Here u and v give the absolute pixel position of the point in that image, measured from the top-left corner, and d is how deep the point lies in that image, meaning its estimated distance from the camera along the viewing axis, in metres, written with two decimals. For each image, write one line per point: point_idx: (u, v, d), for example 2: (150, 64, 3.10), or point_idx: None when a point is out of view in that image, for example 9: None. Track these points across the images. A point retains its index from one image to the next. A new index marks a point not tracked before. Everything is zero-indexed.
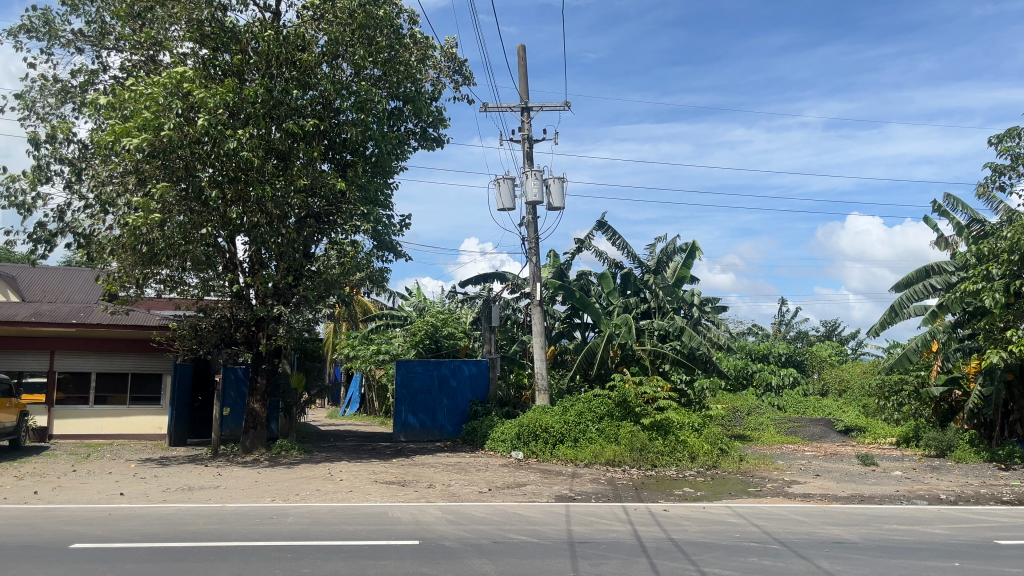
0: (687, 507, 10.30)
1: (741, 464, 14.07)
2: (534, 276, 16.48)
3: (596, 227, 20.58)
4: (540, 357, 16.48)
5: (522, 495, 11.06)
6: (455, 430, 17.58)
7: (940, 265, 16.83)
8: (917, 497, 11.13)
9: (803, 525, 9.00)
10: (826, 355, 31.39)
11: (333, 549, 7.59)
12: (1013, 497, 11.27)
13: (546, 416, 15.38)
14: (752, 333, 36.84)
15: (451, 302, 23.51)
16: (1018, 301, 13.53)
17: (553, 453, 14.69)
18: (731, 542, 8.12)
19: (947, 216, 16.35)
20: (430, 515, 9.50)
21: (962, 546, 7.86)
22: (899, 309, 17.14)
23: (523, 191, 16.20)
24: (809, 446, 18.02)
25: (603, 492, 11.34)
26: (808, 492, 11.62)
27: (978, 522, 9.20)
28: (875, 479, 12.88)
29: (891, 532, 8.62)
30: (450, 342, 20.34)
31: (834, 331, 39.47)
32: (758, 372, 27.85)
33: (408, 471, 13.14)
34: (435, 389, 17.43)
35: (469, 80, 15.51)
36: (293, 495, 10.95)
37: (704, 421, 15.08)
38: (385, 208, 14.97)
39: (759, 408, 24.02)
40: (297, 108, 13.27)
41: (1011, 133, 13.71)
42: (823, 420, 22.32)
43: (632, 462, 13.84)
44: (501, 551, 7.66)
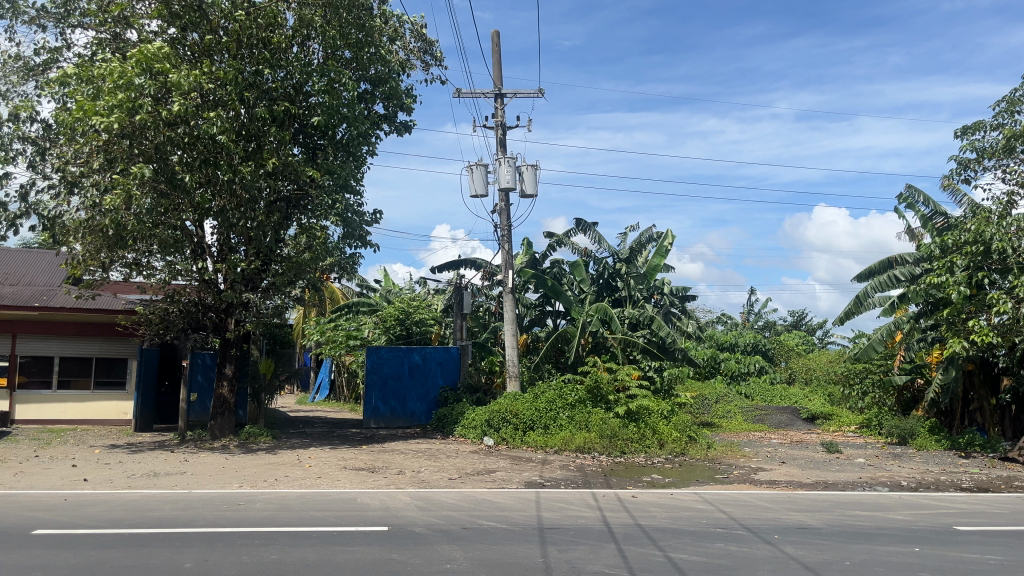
0: (655, 493, 10.42)
1: (709, 452, 14.25)
2: (507, 263, 16.43)
3: (574, 224, 20.62)
4: (511, 343, 16.43)
5: (493, 482, 11.10)
6: (426, 416, 17.51)
7: (902, 257, 17.16)
8: (879, 484, 11.39)
9: (768, 511, 9.14)
10: (794, 343, 31.80)
11: (302, 535, 7.56)
12: (972, 484, 11.55)
13: (517, 403, 15.45)
14: (722, 322, 37.28)
15: (423, 289, 23.40)
16: (980, 293, 13.73)
17: (524, 440, 14.70)
18: (698, 528, 8.21)
19: (911, 209, 16.61)
20: (399, 501, 9.49)
21: (923, 532, 8.04)
22: (864, 298, 17.39)
23: (495, 178, 16.15)
24: (775, 434, 18.26)
25: (572, 479, 11.44)
26: (774, 479, 11.81)
27: (938, 509, 9.40)
28: (839, 466, 13.13)
29: (853, 518, 8.79)
30: (421, 329, 20.21)
31: (801, 320, 40.07)
32: (725, 361, 28.14)
33: (378, 457, 13.10)
34: (406, 375, 17.35)
35: (440, 62, 15.39)
36: (261, 481, 10.88)
37: (673, 408, 15.27)
38: (356, 194, 14.79)
39: (728, 396, 24.33)
40: (267, 90, 13.08)
41: (976, 125, 13.93)
42: (789, 408, 22.68)
43: (602, 449, 13.88)
44: (470, 537, 7.69)
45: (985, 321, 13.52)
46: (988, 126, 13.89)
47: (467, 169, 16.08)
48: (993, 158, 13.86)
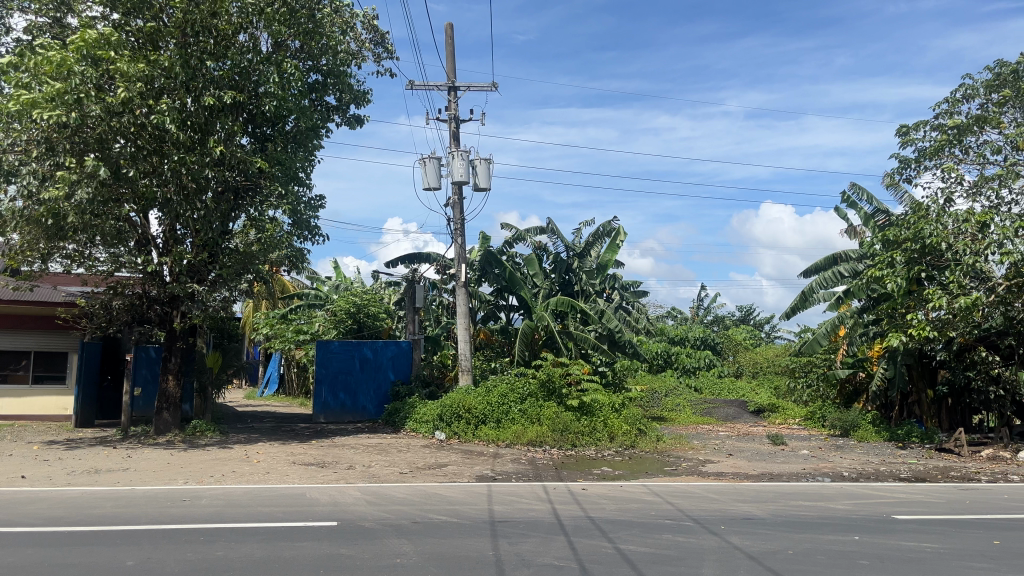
0: (605, 485, 10.51)
1: (658, 444, 14.52)
2: (460, 258, 16.36)
3: (540, 230, 20.46)
4: (464, 337, 16.38)
5: (444, 476, 11.08)
6: (377, 411, 17.39)
7: (847, 253, 17.47)
8: (822, 475, 11.69)
9: (715, 502, 9.29)
10: (742, 338, 32.31)
11: (249, 531, 7.43)
12: (910, 474, 11.92)
13: (467, 397, 15.38)
14: (672, 316, 37.78)
15: (375, 282, 23.20)
16: (920, 289, 14.15)
17: (475, 433, 14.67)
18: (647, 520, 8.30)
19: (854, 207, 17.01)
20: (349, 496, 9.42)
21: (862, 521, 8.28)
22: (810, 294, 17.77)
23: (449, 171, 16.06)
24: (723, 427, 18.60)
25: (523, 472, 11.50)
26: (721, 471, 12.02)
27: (877, 498, 9.70)
28: (784, 458, 13.41)
29: (796, 507, 9.01)
30: (373, 323, 20.04)
31: (749, 316, 40.83)
32: (676, 355, 28.54)
33: (328, 452, 12.96)
34: (357, 370, 17.18)
35: (391, 53, 15.22)
36: (207, 477, 10.67)
37: (624, 402, 15.51)
38: (304, 186, 14.56)
39: (678, 389, 24.66)
40: (213, 79, 12.76)
41: (917, 125, 14.32)
42: (736, 402, 23.15)
43: (553, 442, 13.93)
44: (421, 531, 7.67)
45: (923, 316, 13.92)
46: (928, 126, 14.29)
47: (420, 162, 15.98)
48: (932, 157, 14.23)
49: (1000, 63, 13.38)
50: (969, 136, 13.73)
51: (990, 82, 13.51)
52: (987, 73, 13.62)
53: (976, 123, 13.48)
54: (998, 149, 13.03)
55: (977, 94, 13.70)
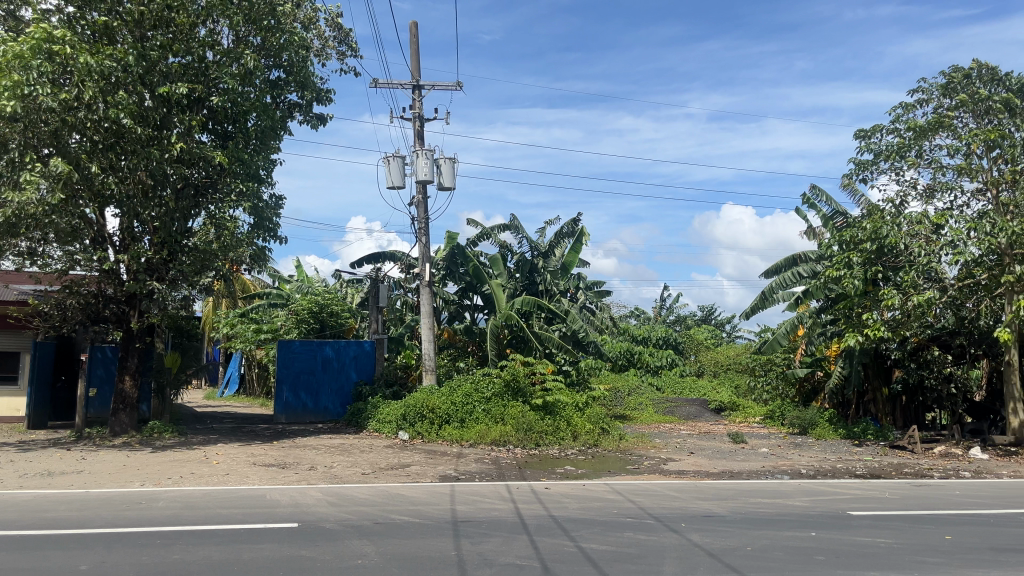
0: (568, 484, 10.56)
1: (621, 442, 14.61)
2: (424, 257, 16.29)
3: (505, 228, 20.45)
4: (428, 337, 16.33)
5: (407, 476, 11.03)
6: (339, 412, 17.25)
7: (806, 254, 17.77)
8: (781, 472, 11.86)
9: (676, 500, 9.38)
10: (704, 337, 32.66)
11: (208, 534, 7.32)
12: (865, 471, 12.17)
13: (432, 397, 15.29)
14: (635, 316, 38.05)
15: (338, 282, 23.01)
16: (875, 289, 14.42)
17: (438, 433, 14.59)
18: (610, 518, 8.35)
19: (814, 208, 17.30)
20: (310, 497, 9.33)
21: (819, 517, 8.43)
22: (770, 294, 18.03)
23: (413, 170, 15.99)
24: (684, 425, 18.79)
25: (487, 471, 11.48)
26: (682, 469, 12.14)
27: (834, 494, 9.88)
28: (744, 456, 13.58)
29: (755, 504, 9.14)
30: (335, 322, 19.90)
31: (711, 315, 41.31)
32: (639, 354, 28.77)
33: (289, 453, 12.81)
34: (319, 369, 17.01)
35: (355, 51, 15.09)
36: (165, 479, 10.49)
37: (587, 402, 15.69)
38: (265, 184, 14.36)
39: (640, 388, 24.87)
40: (171, 73, 12.54)
41: (874, 129, 14.62)
42: (697, 400, 23.47)
43: (517, 441, 13.93)
44: (383, 532, 7.62)
45: (878, 316, 14.20)
46: (885, 130, 14.59)
47: (384, 160, 15.88)
48: (888, 160, 14.54)
49: (954, 68, 13.71)
50: (924, 140, 14.03)
51: (944, 88, 13.86)
52: (941, 79, 13.95)
53: (931, 127, 13.79)
54: (951, 153, 13.36)
55: (931, 98, 14.03)
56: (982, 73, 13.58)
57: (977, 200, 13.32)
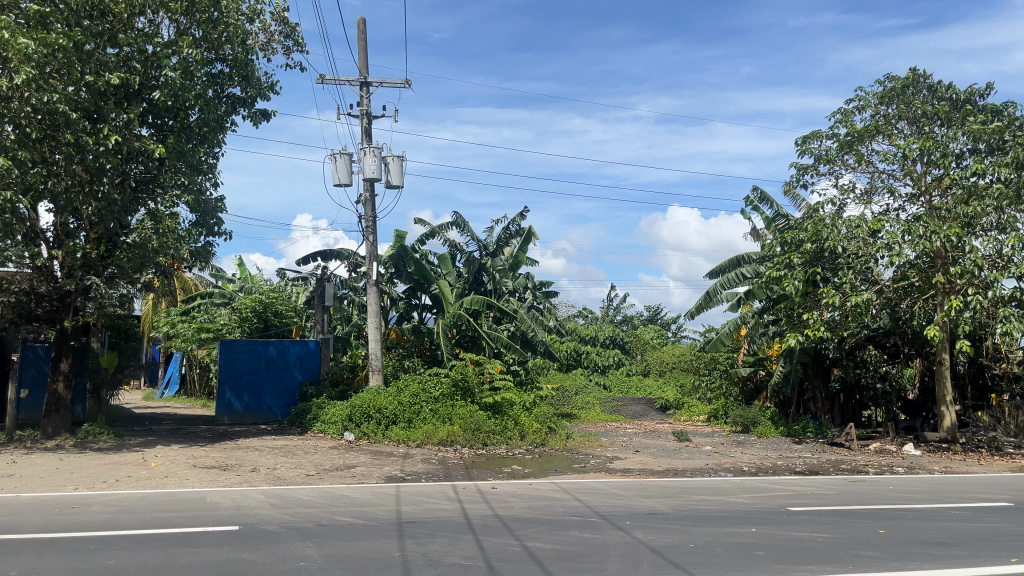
0: (515, 484, 10.56)
1: (567, 442, 14.67)
2: (371, 255, 16.11)
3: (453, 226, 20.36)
4: (375, 337, 16.15)
5: (352, 477, 10.91)
6: (284, 412, 16.98)
7: (750, 256, 18.11)
8: (723, 469, 12.08)
9: (621, 499, 9.47)
10: (650, 337, 33.04)
11: (145, 538, 7.13)
12: (804, 467, 12.48)
13: (378, 397, 15.11)
14: (583, 316, 38.33)
15: (282, 280, 22.64)
16: (815, 290, 14.77)
17: (385, 434, 14.45)
18: (555, 517, 8.39)
19: (757, 211, 17.64)
20: (252, 499, 9.15)
21: (759, 513, 8.60)
22: (715, 294, 18.33)
23: (360, 167, 15.82)
24: (630, 424, 18.97)
25: (433, 472, 11.43)
26: (628, 467, 12.27)
27: (775, 491, 10.09)
28: (687, 454, 13.78)
29: (698, 502, 9.28)
30: (280, 321, 19.57)
31: (657, 316, 41.83)
32: (587, 354, 28.98)
33: (231, 455, 12.55)
34: (262, 369, 16.68)
35: (301, 46, 14.86)
36: (100, 482, 10.18)
37: (535, 401, 15.77)
38: (208, 180, 14.06)
39: (587, 387, 25.04)
40: (108, 64, 12.19)
41: (814, 134, 14.97)
42: (643, 399, 23.79)
43: (465, 441, 13.89)
44: (326, 533, 7.52)
45: (818, 317, 14.55)
46: (825, 135, 14.95)
47: (331, 157, 15.68)
48: (828, 164, 14.91)
49: (890, 76, 14.13)
50: (863, 145, 14.41)
51: (881, 95, 14.27)
52: (878, 87, 14.36)
53: (869, 132, 14.17)
54: (888, 158, 13.74)
55: (869, 105, 14.43)
56: (917, 81, 14.02)
57: (911, 204, 13.73)
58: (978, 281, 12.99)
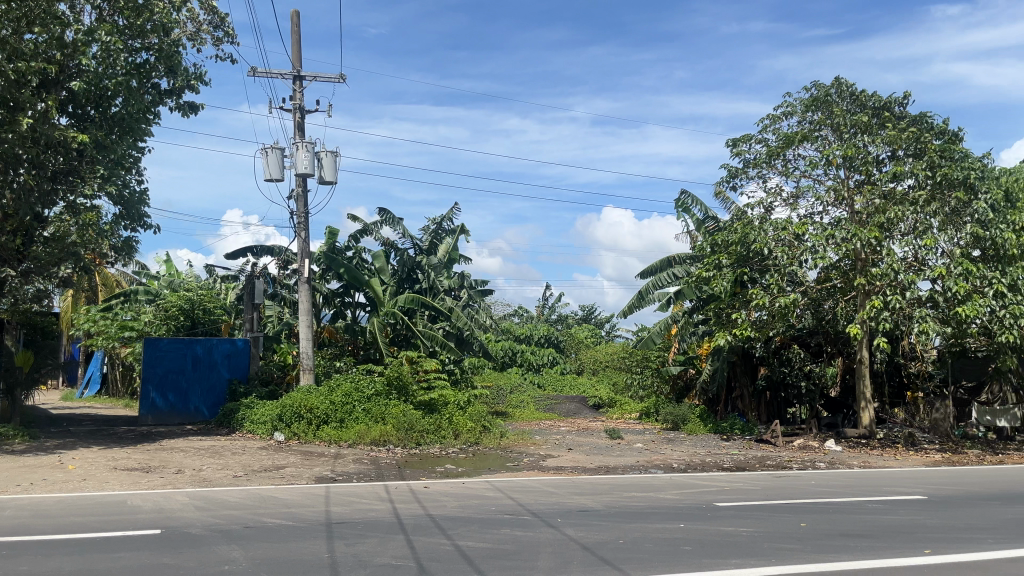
0: (448, 483, 10.52)
1: (501, 440, 14.70)
2: (303, 252, 15.84)
3: (387, 223, 20.18)
4: (306, 335, 15.89)
5: (281, 478, 10.70)
6: (211, 413, 16.55)
7: (681, 256, 18.45)
8: (653, 466, 12.29)
9: (553, 496, 9.53)
10: (584, 336, 33.34)
11: (60, 543, 6.85)
12: (732, 464, 12.78)
13: (310, 396, 14.87)
14: (517, 315, 38.44)
15: (211, 277, 22.06)
16: (743, 290, 15.17)
17: (316, 434, 14.21)
18: (486, 516, 8.38)
19: (688, 212, 17.98)
20: (175, 502, 8.88)
21: (687, 509, 8.77)
22: (646, 294, 18.62)
23: (292, 162, 15.53)
24: (564, 422, 19.13)
25: (365, 472, 11.30)
26: (561, 465, 12.36)
27: (702, 487, 10.31)
28: (619, 451, 13.96)
29: (628, 498, 9.40)
30: (208, 319, 19.07)
31: (591, 315, 42.25)
32: (521, 352, 29.08)
33: (154, 456, 12.17)
34: (188, 368, 16.22)
35: (232, 37, 14.51)
36: (12, 486, 9.72)
37: (470, 400, 15.77)
38: (131, 172, 13.64)
39: (522, 386, 25.12)
40: (26, 51, 11.62)
41: (744, 137, 15.34)
42: (577, 397, 24.04)
43: (397, 441, 13.78)
44: (252, 536, 7.36)
45: (746, 316, 14.95)
46: (754, 139, 15.34)
47: (262, 151, 15.35)
48: (756, 168, 15.30)
49: (816, 85, 14.59)
50: (790, 150, 14.83)
51: (807, 102, 14.71)
52: (805, 94, 14.81)
53: (796, 138, 14.60)
54: (813, 164, 14.18)
55: (796, 112, 14.86)
56: (841, 90, 14.50)
57: (834, 209, 14.20)
58: (896, 282, 13.54)
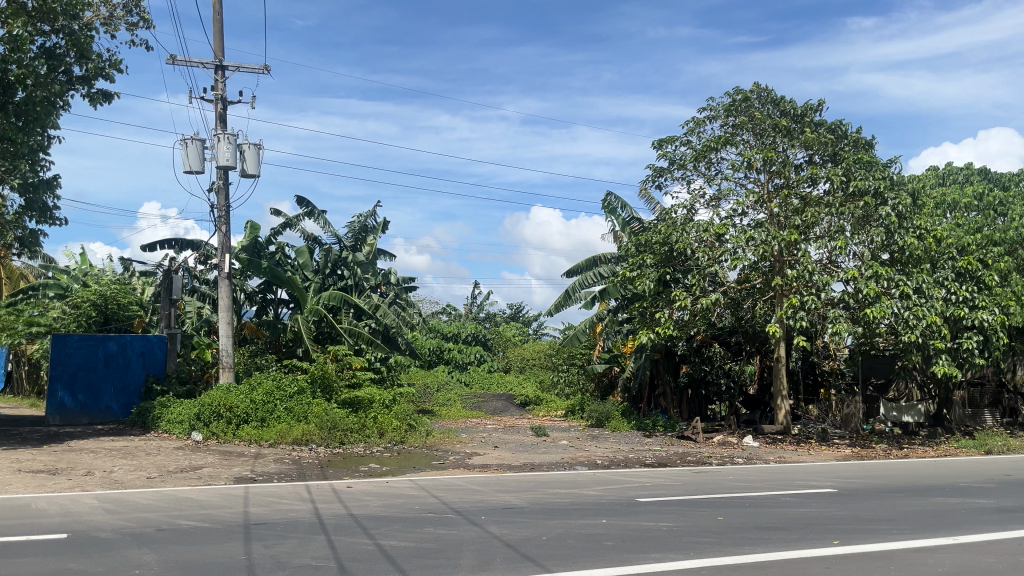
0: (372, 482, 10.39)
1: (427, 439, 14.61)
2: (224, 247, 15.41)
3: (311, 217, 19.85)
4: (226, 332, 15.47)
5: (198, 479, 10.39)
6: (124, 412, 15.97)
7: (606, 256, 18.69)
8: (577, 463, 12.41)
9: (477, 494, 9.52)
10: (512, 333, 33.42)
11: None
12: (654, 460, 13.01)
13: (230, 395, 14.48)
14: (446, 312, 38.27)
15: (126, 272, 21.25)
16: (666, 290, 15.47)
17: (236, 433, 13.82)
18: (409, 514, 8.31)
19: (614, 213, 18.21)
20: (83, 505, 8.51)
21: (609, 505, 8.89)
22: (572, 293, 18.80)
23: (212, 155, 15.09)
24: (490, 420, 19.14)
25: (286, 471, 11.07)
26: (486, 463, 12.36)
27: (624, 483, 10.46)
28: (544, 449, 14.06)
29: (551, 495, 9.47)
30: (122, 315, 18.36)
31: (519, 313, 42.38)
32: (448, 350, 28.95)
33: (62, 458, 11.65)
34: (100, 366, 15.59)
35: (148, 23, 13.99)
36: None
37: (396, 399, 15.66)
38: (39, 162, 13.03)
39: (448, 384, 25.04)
40: None
41: (669, 139, 15.64)
42: (504, 395, 24.10)
43: (320, 440, 13.55)
44: (166, 539, 7.12)
45: (668, 315, 15.24)
46: (678, 141, 15.65)
47: (181, 142, 14.86)
48: (680, 169, 15.60)
49: (737, 90, 14.98)
50: (712, 153, 15.19)
51: (729, 107, 15.10)
52: (726, 98, 15.19)
53: (718, 141, 14.97)
54: (734, 168, 14.56)
55: (718, 116, 15.25)
56: (761, 96, 14.92)
57: (754, 212, 14.59)
58: (811, 284, 14.03)
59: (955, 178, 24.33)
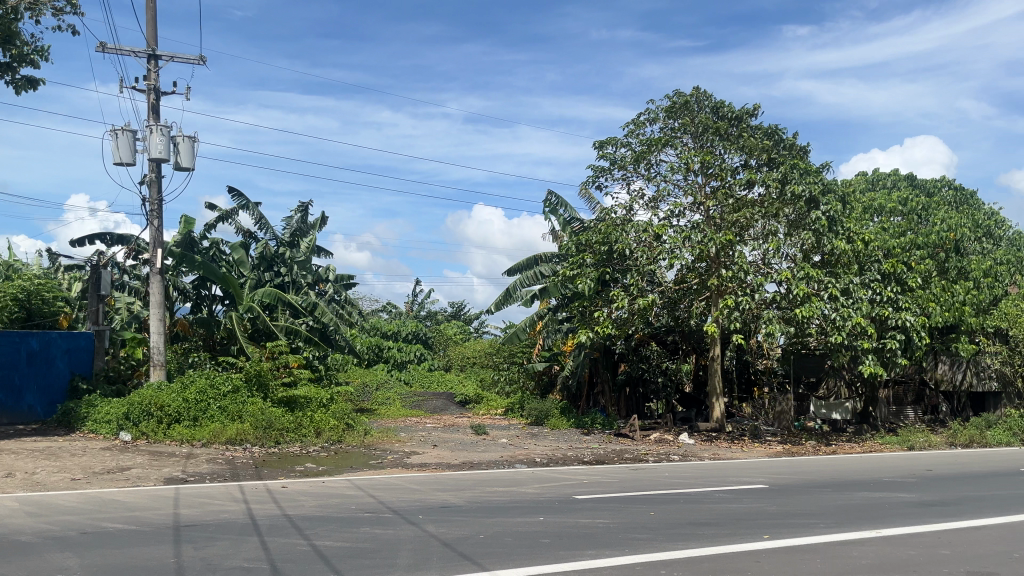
0: (307, 482, 10.23)
1: (365, 438, 14.46)
2: (156, 241, 14.97)
3: (246, 212, 19.47)
4: (157, 329, 15.05)
5: (125, 480, 10.07)
6: (46, 412, 15.44)
7: (547, 255, 18.79)
8: (516, 461, 12.44)
9: (415, 493, 9.45)
10: (453, 332, 33.34)
11: None
12: (592, 457, 13.12)
13: (161, 393, 14.09)
14: (386, 310, 37.92)
15: (52, 267, 20.48)
16: (604, 289, 15.63)
17: (167, 433, 13.45)
18: (345, 514, 8.21)
19: (555, 213, 18.32)
20: (2, 508, 8.16)
21: (547, 502, 8.93)
22: (513, 292, 18.85)
23: (144, 146, 14.65)
24: (430, 419, 19.05)
25: (219, 472, 10.83)
26: (424, 462, 12.28)
27: (561, 480, 10.53)
28: (484, 447, 14.05)
29: (489, 493, 9.47)
30: (47, 311, 17.69)
31: (460, 312, 42.26)
32: (388, 349, 28.68)
33: None
34: (23, 363, 14.87)
35: (76, 9, 13.49)
36: None
37: (334, 397, 15.46)
38: None
39: (388, 382, 24.82)
40: None
41: (610, 140, 15.79)
42: (444, 394, 24.00)
43: (255, 440, 13.28)
44: (90, 542, 6.88)
45: (607, 313, 15.40)
46: (618, 142, 15.82)
47: (111, 132, 14.39)
48: (620, 170, 15.76)
49: (677, 93, 15.22)
50: (652, 155, 15.40)
51: (668, 110, 15.33)
52: (667, 101, 15.41)
53: (658, 143, 15.18)
54: (672, 169, 14.79)
55: (658, 118, 15.47)
56: (699, 100, 15.19)
57: (691, 213, 14.86)
58: (745, 284, 14.36)
59: (884, 184, 25.18)
